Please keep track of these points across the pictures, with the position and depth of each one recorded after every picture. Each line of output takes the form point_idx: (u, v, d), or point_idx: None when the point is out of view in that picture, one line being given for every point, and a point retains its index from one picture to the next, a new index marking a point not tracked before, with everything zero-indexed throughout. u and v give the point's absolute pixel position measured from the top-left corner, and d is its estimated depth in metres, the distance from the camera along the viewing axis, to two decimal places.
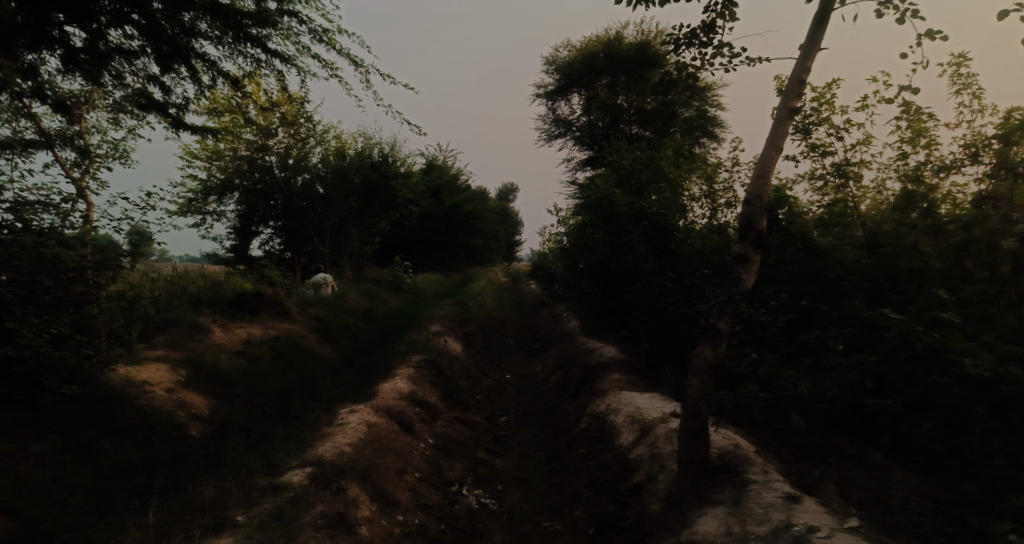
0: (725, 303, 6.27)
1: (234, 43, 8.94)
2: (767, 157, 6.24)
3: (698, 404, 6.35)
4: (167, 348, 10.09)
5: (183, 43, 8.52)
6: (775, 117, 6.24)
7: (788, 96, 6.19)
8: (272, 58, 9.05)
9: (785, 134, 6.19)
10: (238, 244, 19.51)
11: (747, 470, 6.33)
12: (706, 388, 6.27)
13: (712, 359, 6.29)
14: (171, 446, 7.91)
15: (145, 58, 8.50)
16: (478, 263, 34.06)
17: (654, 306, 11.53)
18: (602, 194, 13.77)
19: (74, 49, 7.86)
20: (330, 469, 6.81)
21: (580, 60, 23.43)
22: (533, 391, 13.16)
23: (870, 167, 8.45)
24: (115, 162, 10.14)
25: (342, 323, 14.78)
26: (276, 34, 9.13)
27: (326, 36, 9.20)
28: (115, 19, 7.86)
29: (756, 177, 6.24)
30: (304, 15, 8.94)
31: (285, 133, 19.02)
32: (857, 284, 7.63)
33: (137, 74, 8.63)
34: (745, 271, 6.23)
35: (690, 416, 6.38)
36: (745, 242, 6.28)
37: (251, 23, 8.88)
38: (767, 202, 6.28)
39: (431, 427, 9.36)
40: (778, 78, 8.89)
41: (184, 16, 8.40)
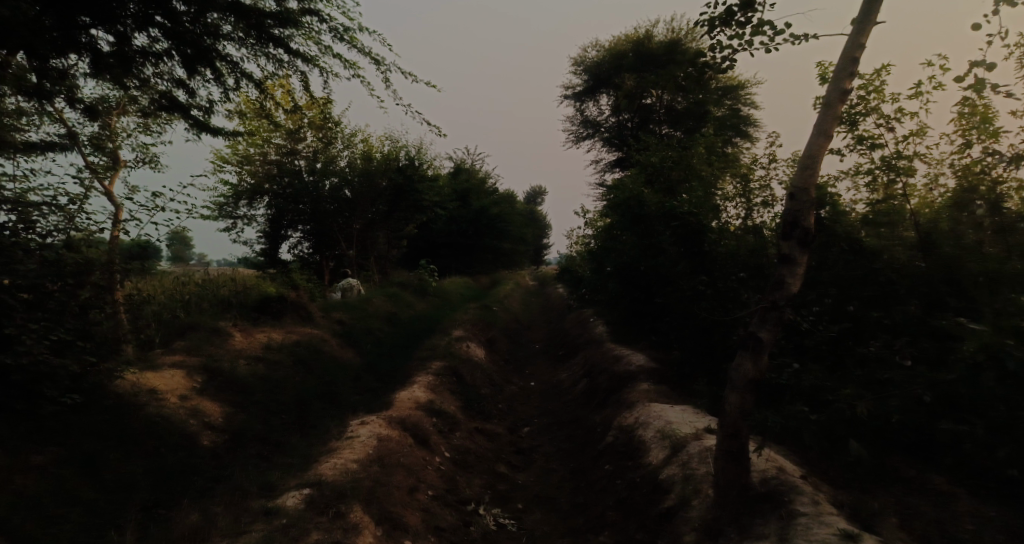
0: (768, 310, 5.71)
1: (258, 46, 8.50)
2: (815, 144, 5.67)
3: (739, 422, 5.80)
4: (185, 354, 9.78)
5: (208, 45, 8.15)
6: (824, 101, 5.68)
7: (840, 77, 5.63)
8: (295, 59, 8.71)
9: (835, 120, 5.61)
10: (268, 248, 19.28)
11: (793, 498, 5.75)
12: (746, 404, 5.73)
13: (754, 373, 5.73)
14: (180, 457, 7.58)
15: (171, 61, 8.21)
16: (506, 266, 33.61)
17: (685, 311, 10.95)
18: (632, 193, 13.23)
19: (101, 53, 7.62)
20: (330, 491, 6.37)
21: (609, 60, 22.90)
22: (558, 400, 12.65)
23: (923, 161, 7.81)
24: (143, 167, 9.97)
25: (365, 327, 14.44)
26: (300, 35, 8.71)
27: (348, 34, 8.79)
28: (140, 22, 7.58)
29: (802, 167, 5.65)
30: (327, 14, 8.55)
31: (313, 137, 18.79)
32: (910, 289, 7.25)
33: (162, 77, 8.36)
34: (791, 273, 5.67)
35: (730, 436, 5.84)
36: (790, 242, 5.72)
37: (274, 24, 8.39)
38: (814, 197, 5.71)
39: (448, 438, 8.94)
40: (820, 65, 8.28)
41: (210, 18, 8.04)
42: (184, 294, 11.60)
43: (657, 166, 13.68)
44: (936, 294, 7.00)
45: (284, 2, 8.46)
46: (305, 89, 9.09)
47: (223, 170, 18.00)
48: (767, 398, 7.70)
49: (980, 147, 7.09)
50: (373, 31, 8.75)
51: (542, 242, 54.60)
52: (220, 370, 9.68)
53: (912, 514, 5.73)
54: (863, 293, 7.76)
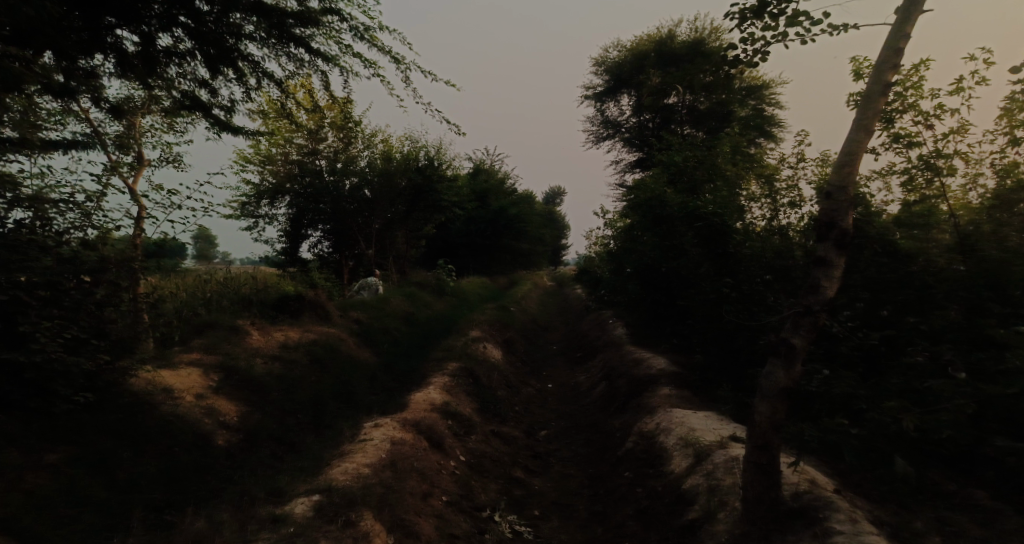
0: (802, 315, 5.46)
1: (279, 45, 8.37)
2: (854, 141, 5.42)
3: (769, 433, 5.54)
4: (203, 352, 9.69)
5: (230, 45, 8.03)
6: (865, 94, 5.44)
7: (881, 69, 5.38)
8: (316, 58, 8.57)
9: (874, 114, 5.36)
10: (288, 247, 19.23)
11: (826, 514, 5.47)
12: (778, 414, 5.49)
13: (787, 381, 5.47)
14: (194, 457, 7.46)
15: (194, 61, 8.09)
16: (524, 267, 33.39)
17: (708, 315, 10.68)
18: (655, 193, 12.99)
19: (125, 54, 7.53)
20: (339, 498, 6.22)
21: (631, 60, 22.61)
22: (576, 403, 12.41)
23: (964, 160, 7.54)
24: (167, 166, 9.92)
25: (382, 327, 14.31)
26: (321, 34, 8.57)
27: (368, 33, 8.64)
28: (165, 22, 7.47)
29: (839, 165, 5.40)
30: (348, 13, 8.40)
31: (334, 137, 18.72)
32: (947, 294, 6.94)
33: (185, 77, 8.25)
34: (826, 277, 5.41)
35: (759, 447, 5.59)
36: (826, 243, 5.47)
37: (295, 23, 8.25)
38: (852, 197, 5.45)
39: (464, 442, 8.76)
40: (855, 60, 7.98)
41: (234, 18, 7.93)
42: (205, 292, 11.54)
43: (680, 166, 13.41)
44: (976, 301, 6.67)
45: (306, 1, 8.29)
46: (325, 89, 8.94)
47: (245, 169, 17.99)
48: (797, 406, 7.42)
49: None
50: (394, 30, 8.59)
51: (561, 242, 54.32)
52: (236, 368, 9.58)
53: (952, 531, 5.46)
54: (897, 298, 7.45)
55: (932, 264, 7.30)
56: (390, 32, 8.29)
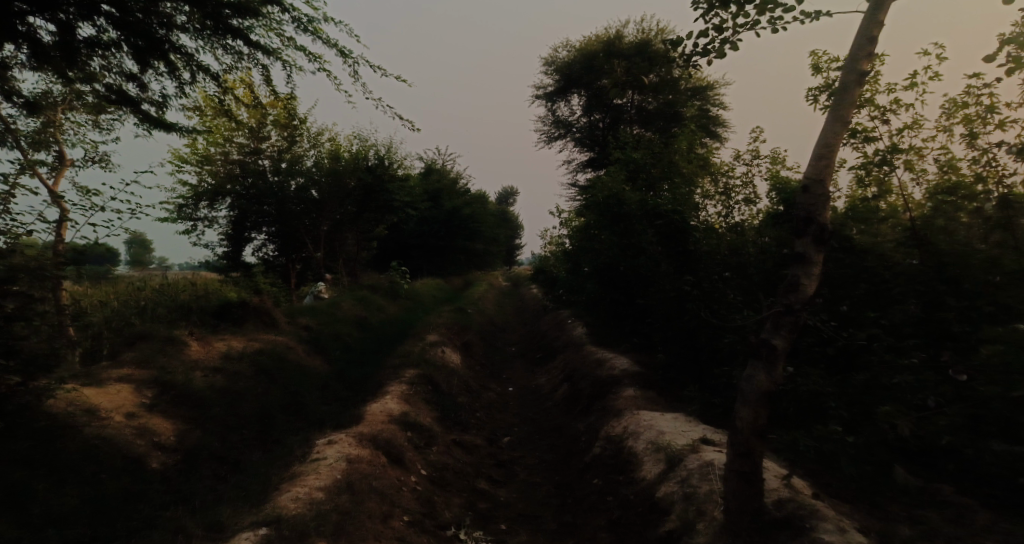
0: (782, 315, 5.31)
1: (214, 37, 7.83)
2: (829, 132, 5.30)
3: (750, 439, 5.36)
4: (135, 367, 9.04)
5: (160, 36, 7.47)
6: (840, 84, 5.32)
7: (855, 58, 5.28)
8: (255, 51, 8.04)
9: (849, 106, 5.25)
10: (231, 251, 18.43)
11: (814, 524, 5.29)
12: (760, 419, 5.32)
13: (768, 384, 5.31)
14: (122, 483, 6.88)
15: (121, 52, 7.47)
16: (479, 267, 33.01)
17: (670, 313, 10.54)
18: (611, 191, 12.80)
19: (41, 44, 6.87)
20: (289, 530, 5.74)
21: (580, 60, 22.45)
22: (538, 407, 12.13)
23: (919, 154, 7.52)
24: (93, 167, 9.26)
25: (334, 333, 13.75)
26: (260, 26, 8.06)
27: (312, 25, 8.16)
28: (86, 10, 6.87)
29: (816, 158, 5.27)
30: (289, 4, 7.90)
31: (278, 136, 18.00)
32: (907, 289, 6.93)
33: (110, 69, 7.62)
34: (805, 274, 5.27)
35: (741, 455, 5.41)
36: (804, 239, 5.32)
37: (232, 13, 7.71)
38: (829, 191, 5.33)
39: (424, 455, 8.37)
40: (814, 54, 7.90)
41: (164, 7, 7.39)
42: (140, 300, 10.87)
43: (636, 163, 13.28)
44: (933, 293, 6.68)
45: None
46: (266, 84, 8.43)
47: (182, 170, 17.15)
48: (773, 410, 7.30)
49: (984, 137, 6.82)
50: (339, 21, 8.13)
51: (515, 242, 54.10)
52: (174, 383, 8.97)
53: (932, 531, 5.36)
54: (854, 293, 7.47)
55: (885, 255, 7.34)
56: (336, 25, 7.83)
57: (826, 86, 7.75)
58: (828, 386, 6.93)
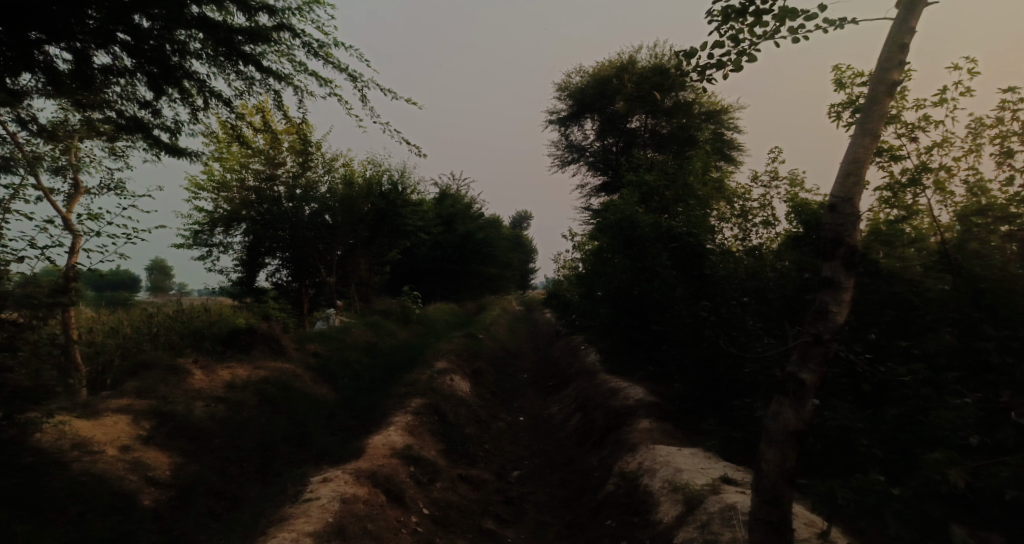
0: (810, 346, 4.93)
1: (226, 62, 7.64)
2: (857, 145, 4.97)
3: (779, 484, 4.95)
4: (135, 397, 8.76)
5: (174, 63, 7.28)
6: (869, 95, 5.02)
7: (886, 67, 4.97)
8: (268, 78, 7.85)
9: (879, 118, 4.95)
10: (244, 277, 18.26)
11: None
12: (787, 461, 4.92)
13: (796, 423, 4.91)
14: (110, 523, 6.55)
15: (136, 80, 7.31)
16: (493, 292, 32.69)
17: (686, 340, 10.15)
18: (624, 214, 12.45)
19: (58, 72, 6.72)
20: None
21: (593, 85, 22.28)
22: (550, 437, 11.71)
23: (950, 173, 7.14)
24: (107, 194, 9.10)
25: (342, 360, 13.44)
26: (273, 51, 7.87)
27: (323, 50, 7.97)
28: (101, 39, 6.68)
29: (843, 175, 4.94)
30: (301, 29, 7.72)
31: (292, 162, 17.87)
32: (939, 316, 6.53)
33: (125, 97, 7.45)
34: (835, 301, 4.88)
35: (769, 502, 4.97)
36: (833, 263, 4.95)
37: (245, 40, 7.52)
38: (859, 211, 4.98)
39: (427, 491, 7.98)
40: (837, 69, 7.60)
41: (177, 34, 7.20)
42: (153, 327, 10.85)
43: (649, 186, 12.97)
44: (968, 321, 6.26)
45: (258, 17, 7.54)
46: (278, 109, 8.24)
47: (198, 197, 17.08)
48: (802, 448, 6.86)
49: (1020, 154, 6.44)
50: (350, 45, 7.93)
51: (528, 266, 53.71)
52: (173, 414, 8.67)
53: None
54: (882, 320, 7.02)
55: (914, 279, 6.93)
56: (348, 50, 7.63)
57: (850, 102, 7.44)
58: (858, 421, 6.50)
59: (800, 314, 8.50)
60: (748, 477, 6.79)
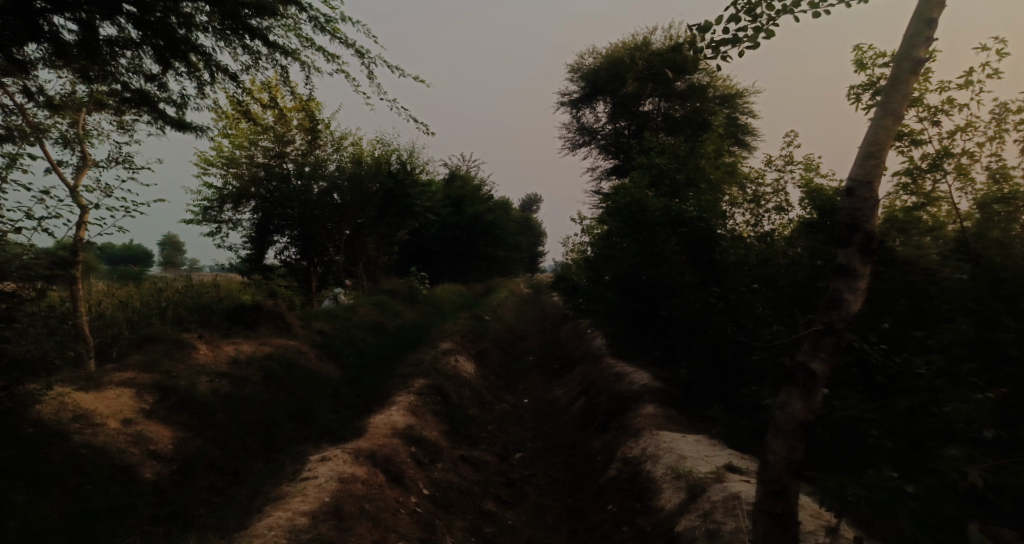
0: (823, 334, 4.80)
1: (233, 36, 7.48)
2: (879, 127, 4.81)
3: (785, 476, 4.85)
4: (138, 370, 8.72)
5: (180, 36, 7.14)
6: (894, 74, 4.84)
7: (912, 45, 4.78)
8: (274, 52, 7.70)
9: (903, 99, 4.77)
10: (253, 254, 18.22)
11: None
12: (794, 452, 4.81)
13: (805, 413, 4.80)
14: (109, 496, 6.53)
15: (142, 52, 7.17)
16: (500, 274, 32.60)
17: (694, 326, 10.02)
18: (634, 198, 12.29)
19: (64, 44, 6.59)
20: None
21: (606, 68, 22.00)
22: (553, 421, 11.65)
23: (973, 159, 6.95)
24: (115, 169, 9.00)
25: (348, 338, 13.39)
26: (279, 26, 7.70)
27: (330, 25, 7.80)
28: (107, 10, 6.55)
29: (864, 157, 4.79)
30: (308, 2, 7.54)
31: (302, 140, 17.73)
32: (955, 306, 6.39)
33: (132, 70, 7.32)
34: (849, 289, 4.75)
35: (774, 494, 4.87)
36: (849, 249, 4.80)
37: (251, 13, 7.34)
38: (878, 195, 4.82)
39: (427, 472, 7.94)
40: (858, 49, 7.37)
41: (184, 6, 7.05)
42: (163, 301, 10.90)
43: (660, 169, 12.80)
44: (985, 312, 6.12)
45: None
46: (285, 85, 8.10)
47: (207, 173, 16.99)
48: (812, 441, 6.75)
49: None
50: (358, 20, 7.76)
51: (537, 249, 53.51)
52: (177, 388, 8.63)
53: None
54: (897, 309, 6.97)
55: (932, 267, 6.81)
56: (355, 25, 7.46)
57: (870, 85, 7.26)
58: (869, 412, 6.37)
59: (811, 301, 8.37)
60: (753, 466, 6.68)
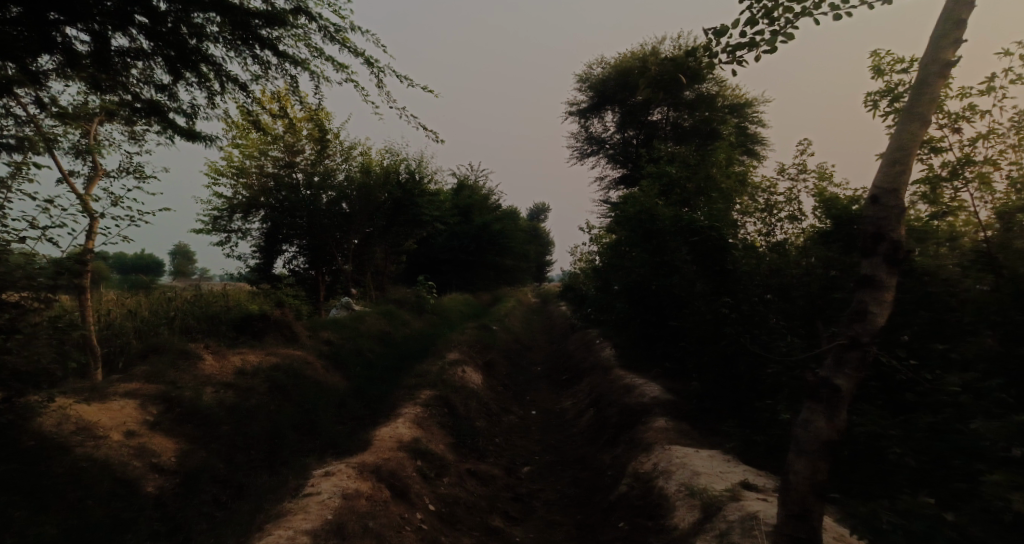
0: (847, 349, 4.63)
1: (243, 46, 7.40)
2: (905, 131, 4.67)
3: (808, 498, 4.68)
4: (144, 381, 8.62)
5: (191, 46, 7.06)
6: (920, 78, 4.71)
7: (940, 47, 4.65)
8: (284, 62, 7.62)
9: (930, 102, 4.64)
10: (261, 263, 18.14)
11: None
12: (818, 473, 4.64)
13: (829, 432, 4.63)
14: (110, 511, 6.40)
15: (153, 63, 7.10)
16: (508, 284, 32.46)
17: (705, 337, 9.82)
18: (644, 207, 12.14)
19: (75, 54, 6.53)
20: None
21: (615, 77, 21.91)
22: (562, 433, 11.47)
23: (996, 167, 6.78)
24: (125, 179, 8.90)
25: (355, 348, 13.26)
26: (290, 36, 7.61)
27: (340, 35, 7.71)
28: (118, 21, 6.48)
29: (890, 163, 4.66)
30: (318, 12, 7.45)
31: (311, 149, 17.68)
32: (979, 319, 6.23)
33: (143, 80, 7.24)
34: (875, 301, 4.59)
35: (796, 517, 4.71)
36: (874, 259, 4.65)
37: (261, 23, 7.25)
38: (904, 202, 4.68)
39: (434, 487, 7.78)
40: (875, 54, 7.27)
41: (195, 16, 6.98)
42: (171, 310, 10.83)
43: (671, 177, 12.67)
44: (1009, 325, 5.96)
45: None
46: (295, 95, 8.02)
47: (217, 182, 16.96)
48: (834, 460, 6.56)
49: None
50: (368, 30, 7.68)
51: (545, 257, 53.36)
52: (182, 399, 8.51)
53: None
54: (915, 322, 6.86)
55: (951, 281, 6.83)
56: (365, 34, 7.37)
57: (888, 91, 7.21)
58: (890, 429, 6.26)
59: (826, 311, 8.20)
60: (770, 483, 6.49)
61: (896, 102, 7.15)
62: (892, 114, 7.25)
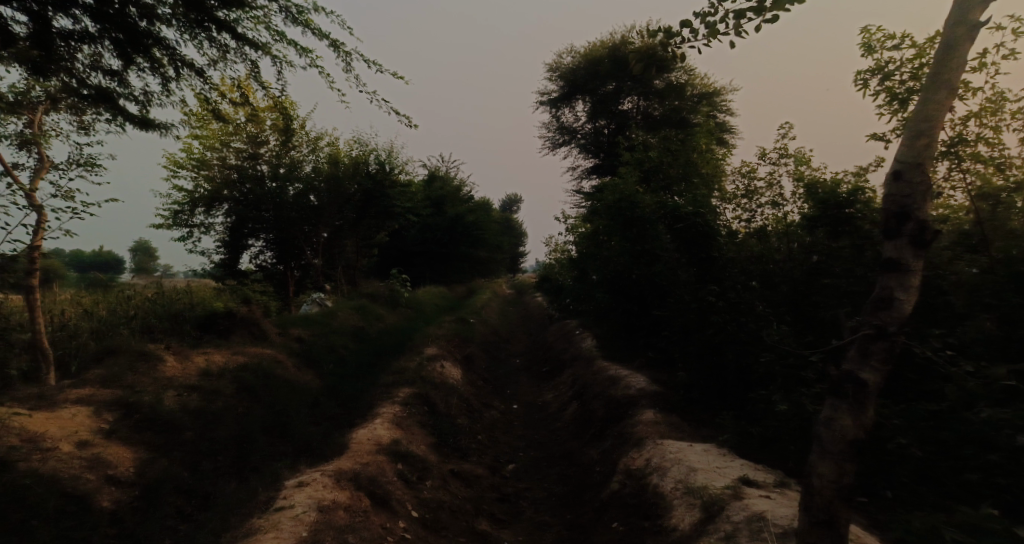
0: (874, 339, 4.45)
1: (198, 29, 6.87)
2: (932, 101, 4.47)
3: (834, 502, 4.53)
4: (99, 387, 8.08)
5: (142, 29, 6.53)
6: (946, 45, 4.52)
7: (968, 8, 4.44)
8: (243, 46, 7.11)
9: (957, 70, 4.48)
10: (226, 259, 17.47)
11: None
12: (843, 474, 4.50)
13: (856, 431, 4.47)
14: (58, 531, 5.91)
15: (101, 47, 6.55)
16: (482, 276, 32.01)
17: (687, 326, 9.56)
18: (622, 194, 11.71)
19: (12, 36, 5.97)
20: None
21: (585, 66, 21.55)
22: (546, 428, 11.18)
23: (989, 143, 6.71)
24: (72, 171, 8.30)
25: (327, 344, 12.77)
26: (249, 17, 7.12)
27: (303, 17, 7.24)
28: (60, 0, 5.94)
29: (916, 134, 4.47)
30: None
31: (275, 140, 17.04)
32: (984, 299, 6.16)
33: (91, 66, 6.70)
34: (902, 287, 4.42)
35: (821, 524, 4.57)
36: (899, 240, 4.46)
37: (217, 4, 6.74)
38: (929, 177, 4.50)
39: (416, 491, 7.42)
40: (864, 32, 7.10)
41: None
42: (129, 310, 10.27)
43: (652, 162, 12.36)
44: (1008, 307, 5.97)
45: None
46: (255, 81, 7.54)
47: (177, 175, 16.26)
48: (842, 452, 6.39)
49: None
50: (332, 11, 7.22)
51: (518, 248, 52.95)
52: (142, 404, 7.97)
53: None
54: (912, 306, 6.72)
55: (938, 264, 6.71)
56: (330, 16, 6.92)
57: (879, 68, 7.03)
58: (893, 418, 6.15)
59: (813, 296, 8.02)
60: (771, 478, 6.28)
61: (888, 80, 6.96)
62: (883, 92, 7.07)
